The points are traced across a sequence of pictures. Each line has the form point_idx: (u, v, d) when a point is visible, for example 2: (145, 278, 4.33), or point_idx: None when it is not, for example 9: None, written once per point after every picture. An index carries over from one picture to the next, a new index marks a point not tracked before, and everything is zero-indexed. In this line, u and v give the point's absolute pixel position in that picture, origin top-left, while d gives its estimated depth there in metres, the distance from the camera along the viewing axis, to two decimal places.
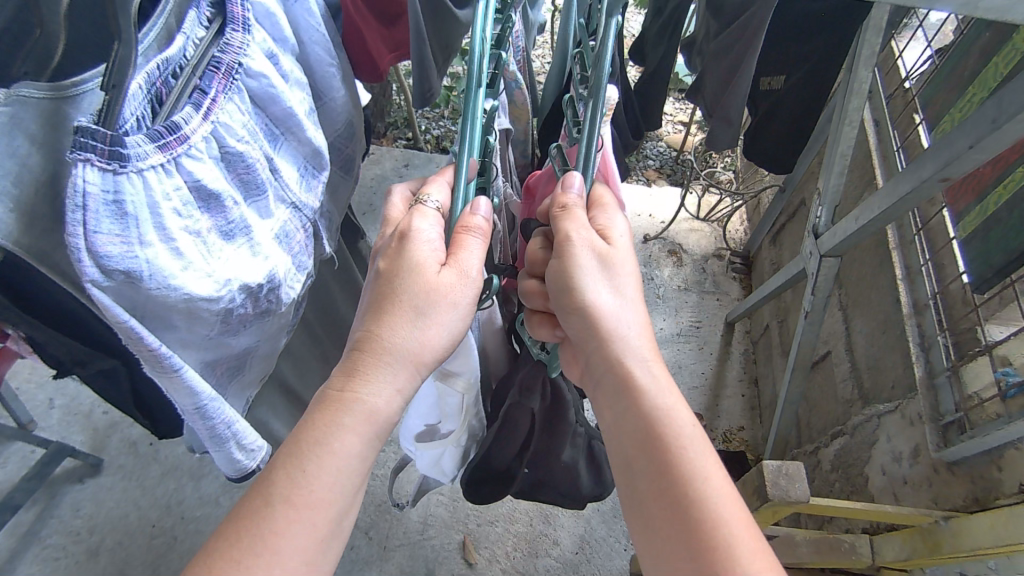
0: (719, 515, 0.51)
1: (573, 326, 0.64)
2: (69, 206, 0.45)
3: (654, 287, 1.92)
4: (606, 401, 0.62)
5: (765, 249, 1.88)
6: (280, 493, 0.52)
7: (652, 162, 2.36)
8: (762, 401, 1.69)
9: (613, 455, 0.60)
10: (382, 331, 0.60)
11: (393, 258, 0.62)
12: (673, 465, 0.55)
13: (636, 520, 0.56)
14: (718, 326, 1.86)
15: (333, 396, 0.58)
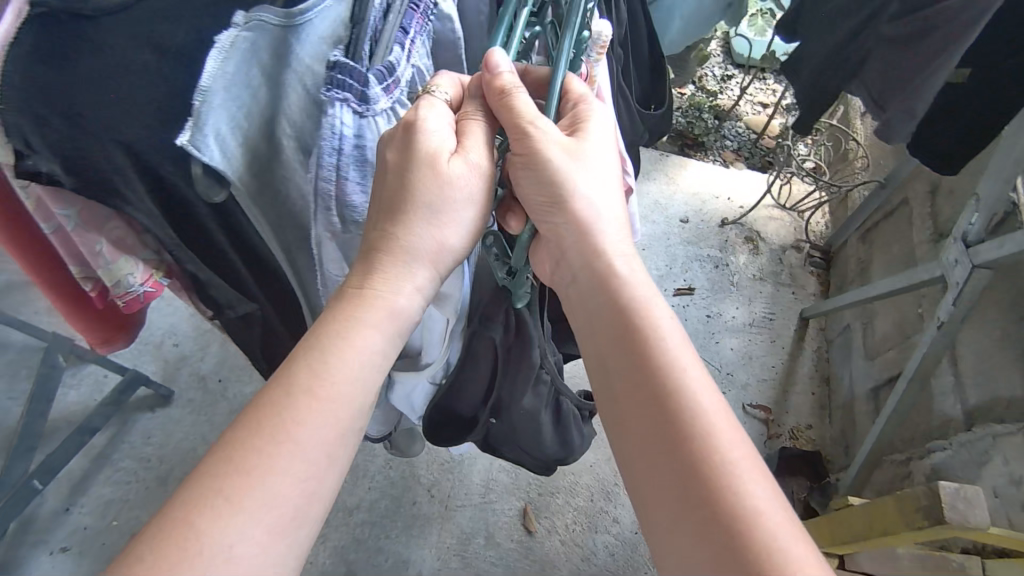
0: (699, 402, 0.50)
1: (547, 225, 0.60)
2: (329, 147, 0.53)
3: (729, 274, 1.87)
4: (582, 300, 0.60)
5: (850, 245, 1.81)
6: (307, 376, 0.48)
7: (731, 143, 2.26)
8: (834, 401, 1.65)
9: (587, 352, 0.58)
10: (397, 229, 0.55)
11: (398, 148, 0.55)
12: (651, 355, 0.53)
13: (612, 416, 0.54)
14: (792, 320, 1.81)
15: (353, 295, 0.53)
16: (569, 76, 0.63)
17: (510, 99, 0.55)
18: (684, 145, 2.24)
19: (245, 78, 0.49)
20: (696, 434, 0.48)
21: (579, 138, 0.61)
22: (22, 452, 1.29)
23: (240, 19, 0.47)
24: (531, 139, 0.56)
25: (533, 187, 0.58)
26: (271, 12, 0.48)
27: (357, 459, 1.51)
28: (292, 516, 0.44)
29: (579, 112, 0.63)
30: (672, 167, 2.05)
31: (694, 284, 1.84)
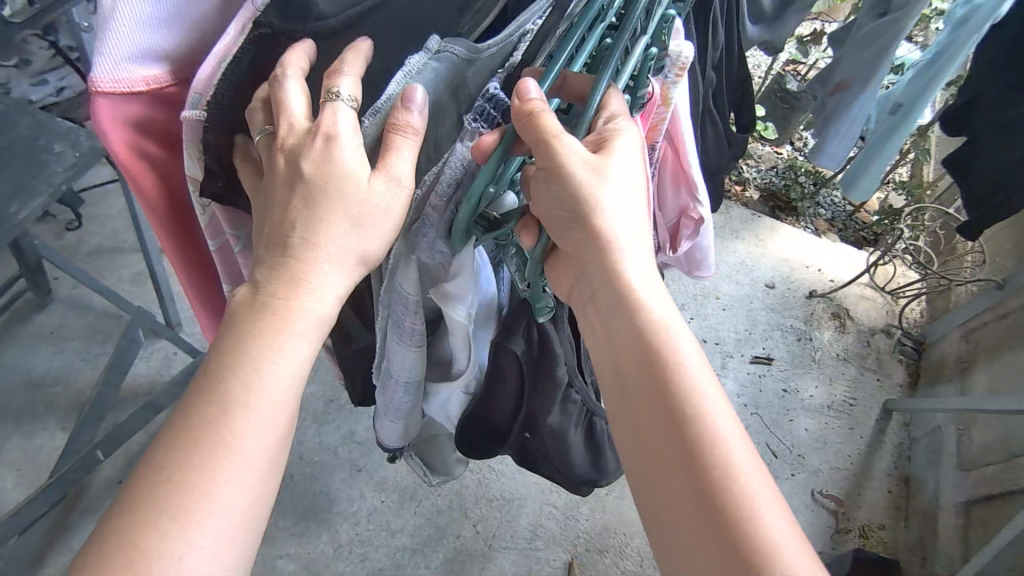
0: (710, 427, 0.53)
1: (567, 238, 0.61)
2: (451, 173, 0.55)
3: (811, 349, 1.77)
4: (598, 315, 0.61)
5: (948, 340, 1.69)
6: (228, 385, 0.50)
7: (824, 212, 2.17)
8: (912, 505, 1.54)
9: (603, 368, 0.61)
10: (308, 238, 0.52)
11: (318, 161, 0.51)
12: (665, 383, 0.55)
13: (624, 439, 0.57)
14: (874, 409, 1.70)
15: (267, 289, 0.53)
16: (610, 91, 0.61)
17: (537, 121, 0.51)
18: (776, 207, 2.16)
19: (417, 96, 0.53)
20: (708, 457, 0.51)
21: (606, 152, 0.59)
22: (90, 420, 1.31)
23: (432, 44, 0.53)
24: (556, 155, 0.53)
25: (552, 202, 0.58)
26: (464, 45, 0.54)
27: (406, 481, 1.49)
28: (241, 524, 0.49)
29: (608, 132, 0.61)
30: (763, 229, 1.98)
31: (772, 355, 1.75)
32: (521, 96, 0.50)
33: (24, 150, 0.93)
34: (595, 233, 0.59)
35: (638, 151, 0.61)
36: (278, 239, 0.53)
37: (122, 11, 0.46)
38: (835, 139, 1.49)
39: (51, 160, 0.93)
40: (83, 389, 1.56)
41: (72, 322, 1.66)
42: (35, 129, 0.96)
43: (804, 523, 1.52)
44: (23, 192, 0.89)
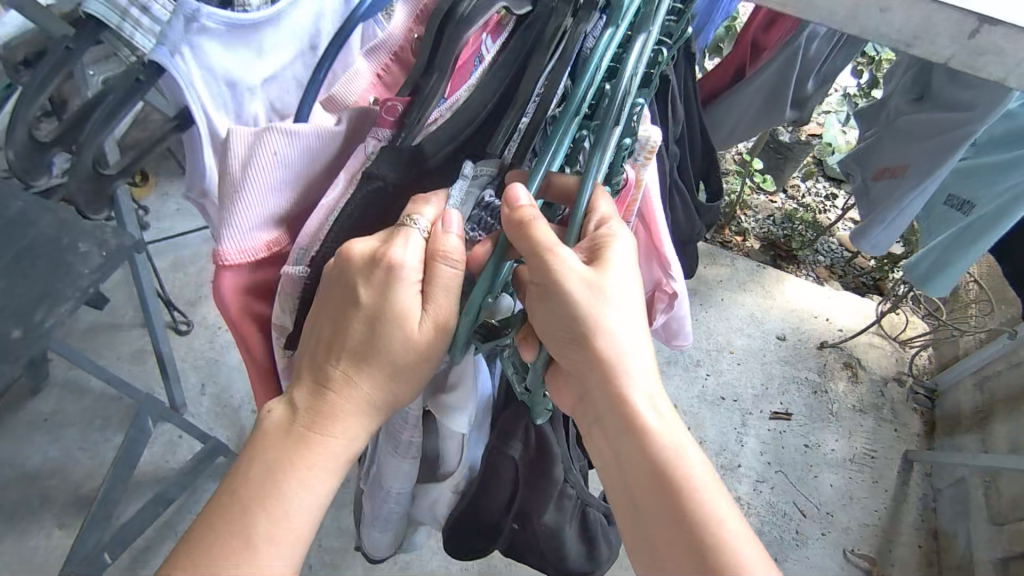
0: (744, 570, 0.50)
1: (569, 359, 0.53)
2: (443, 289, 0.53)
3: (828, 401, 1.77)
4: (604, 436, 0.55)
5: (963, 388, 1.72)
6: (246, 529, 0.47)
7: (823, 259, 2.20)
8: (944, 560, 1.53)
9: (617, 494, 0.56)
10: (350, 374, 0.50)
11: (374, 291, 0.49)
12: (692, 524, 0.51)
13: (642, 566, 0.54)
14: (895, 460, 1.70)
15: (303, 422, 0.50)
16: (598, 193, 0.54)
17: (529, 231, 0.47)
18: (777, 256, 2.20)
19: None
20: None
21: (601, 268, 0.52)
22: (99, 521, 1.23)
23: (468, 172, 0.52)
24: (552, 271, 0.48)
25: (556, 327, 0.52)
26: (495, 168, 0.54)
27: (433, 564, 1.45)
28: None
29: (600, 237, 0.54)
30: (769, 280, 1.99)
31: (792, 410, 1.75)
32: (511, 204, 0.47)
33: (48, 251, 0.89)
34: (604, 362, 0.52)
35: (630, 249, 0.54)
36: (313, 364, 0.51)
37: (250, 180, 0.54)
38: (882, 228, 1.31)
39: (77, 262, 0.88)
40: (83, 479, 1.48)
41: (69, 407, 1.57)
42: (59, 227, 0.91)
43: None
44: (51, 297, 0.85)
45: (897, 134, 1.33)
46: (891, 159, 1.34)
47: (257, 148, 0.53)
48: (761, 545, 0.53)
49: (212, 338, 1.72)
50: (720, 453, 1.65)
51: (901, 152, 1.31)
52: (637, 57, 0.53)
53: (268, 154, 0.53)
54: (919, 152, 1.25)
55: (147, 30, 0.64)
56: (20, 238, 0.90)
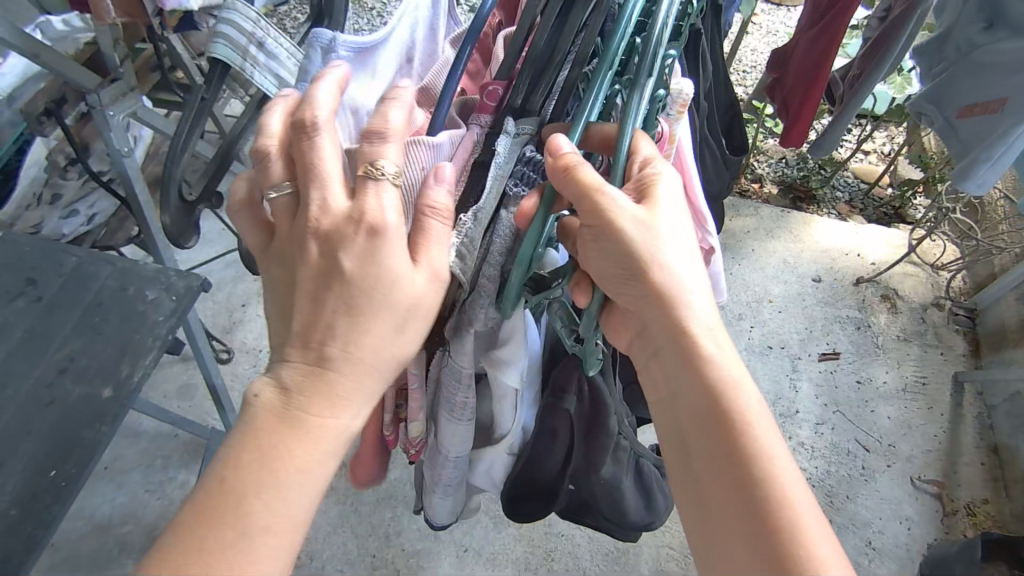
0: (787, 502, 0.51)
1: (626, 295, 0.57)
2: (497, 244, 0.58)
3: (872, 336, 1.79)
4: (661, 369, 0.59)
5: (1006, 305, 1.74)
6: (251, 509, 0.47)
7: (841, 195, 2.19)
8: (1009, 474, 1.57)
9: (665, 426, 0.59)
10: (341, 341, 0.49)
11: (360, 254, 0.48)
12: (739, 453, 0.53)
13: (684, 499, 0.57)
14: (945, 383, 1.72)
15: (296, 401, 0.49)
16: (639, 135, 0.58)
17: (574, 174, 0.51)
18: (797, 198, 2.18)
19: (497, 179, 0.55)
20: (784, 538, 0.50)
21: (651, 203, 0.56)
22: None
23: (512, 129, 0.55)
24: (603, 211, 0.52)
25: (605, 261, 0.55)
26: (535, 125, 0.57)
27: (517, 552, 1.47)
28: None
29: (647, 179, 0.57)
30: (796, 224, 1.99)
31: (838, 348, 1.77)
32: (554, 152, 0.52)
33: (117, 304, 0.87)
34: (659, 293, 0.56)
35: (680, 197, 0.58)
36: (301, 339, 0.50)
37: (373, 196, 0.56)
38: (989, 165, 1.25)
39: (148, 310, 0.87)
40: (156, 521, 1.47)
41: (127, 452, 1.56)
42: (121, 278, 0.89)
43: (912, 512, 1.53)
44: (131, 350, 0.83)
45: (974, 67, 1.29)
46: (978, 95, 1.28)
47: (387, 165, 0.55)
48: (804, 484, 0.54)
49: (255, 362, 1.70)
50: (777, 401, 1.67)
51: (983, 87, 1.27)
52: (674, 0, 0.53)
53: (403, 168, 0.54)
54: (1016, 84, 1.19)
55: (262, 66, 0.83)
56: (86, 294, 0.88)
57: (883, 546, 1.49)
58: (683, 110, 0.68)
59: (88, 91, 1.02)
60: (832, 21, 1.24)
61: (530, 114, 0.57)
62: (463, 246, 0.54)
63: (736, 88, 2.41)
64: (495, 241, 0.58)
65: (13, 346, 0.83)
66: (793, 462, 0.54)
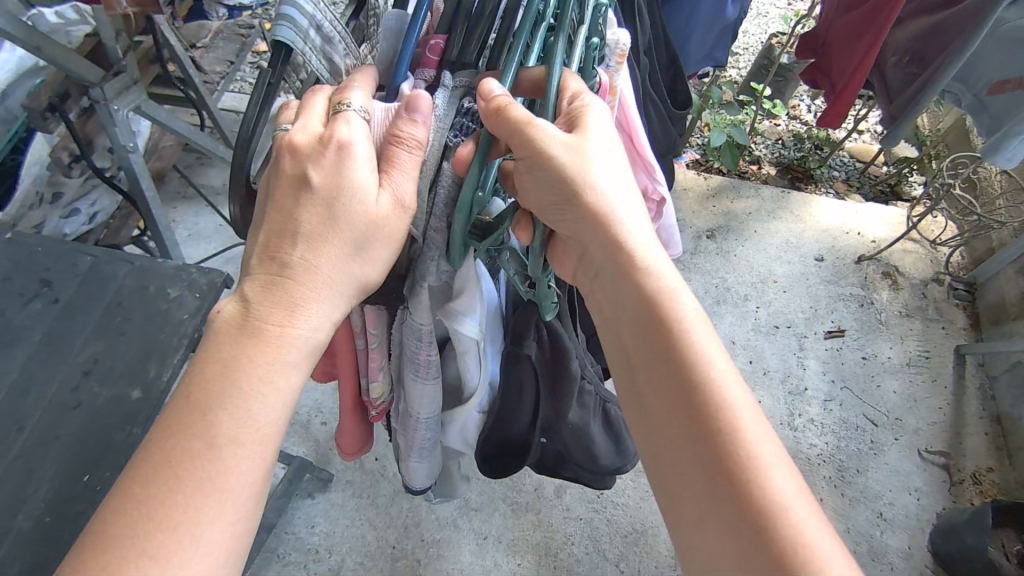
0: (726, 406, 0.49)
1: (562, 222, 0.56)
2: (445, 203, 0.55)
3: (875, 312, 1.81)
4: (602, 290, 0.57)
5: (1006, 278, 1.77)
6: (219, 416, 0.48)
7: (838, 174, 2.20)
8: (1013, 442, 1.61)
9: (610, 346, 0.57)
10: (306, 252, 0.52)
11: (326, 174, 0.52)
12: (676, 361, 0.51)
13: (631, 416, 0.55)
14: (949, 356, 1.75)
15: (257, 313, 0.51)
16: (567, 72, 0.56)
17: (507, 114, 0.49)
18: (795, 178, 2.19)
19: (439, 131, 0.54)
20: (723, 440, 0.48)
21: (582, 130, 0.55)
22: None
23: (448, 81, 0.54)
24: (533, 140, 0.51)
25: (540, 190, 0.55)
26: (472, 75, 0.55)
27: (538, 537, 1.47)
28: (219, 561, 0.46)
29: (576, 106, 0.56)
30: (796, 205, 2.00)
31: (843, 326, 1.79)
32: (485, 96, 0.50)
33: (138, 303, 0.85)
34: (593, 214, 0.55)
35: (607, 119, 0.57)
36: (270, 255, 0.52)
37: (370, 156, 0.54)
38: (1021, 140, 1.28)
39: (171, 308, 0.85)
40: None
41: None
42: (140, 276, 0.87)
43: (921, 483, 1.56)
44: (156, 349, 0.81)
45: (999, 43, 1.30)
46: (1013, 70, 1.29)
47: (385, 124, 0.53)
48: (750, 394, 0.52)
49: None
50: (785, 379, 1.69)
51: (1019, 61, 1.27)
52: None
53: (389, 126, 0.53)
54: None
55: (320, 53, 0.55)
56: (104, 294, 0.86)
57: (894, 517, 1.52)
58: (622, 61, 0.66)
59: (91, 85, 1.00)
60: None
61: (466, 66, 0.56)
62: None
63: (730, 69, 2.41)
64: (439, 190, 0.55)
65: (32, 350, 0.81)
66: (736, 370, 0.52)
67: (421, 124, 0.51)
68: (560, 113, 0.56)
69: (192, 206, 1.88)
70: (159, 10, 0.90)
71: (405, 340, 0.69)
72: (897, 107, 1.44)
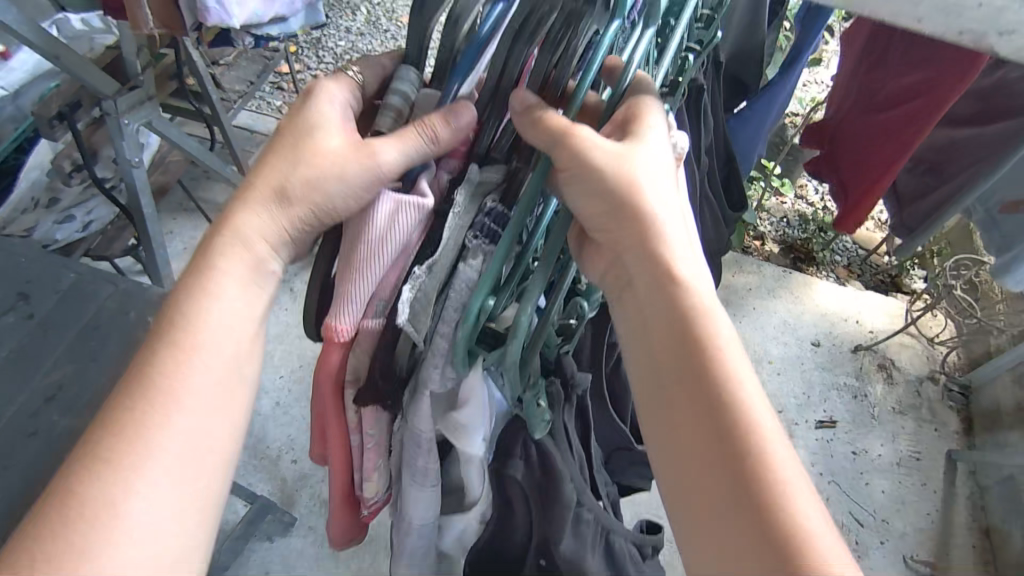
0: (759, 428, 0.47)
1: (600, 224, 0.54)
2: (454, 309, 0.53)
3: (869, 405, 1.78)
4: (632, 293, 0.54)
5: (1003, 386, 1.75)
6: (164, 375, 0.49)
7: (840, 259, 2.20)
8: (1001, 559, 1.56)
9: (632, 353, 0.54)
10: (263, 179, 0.55)
11: (305, 112, 0.56)
12: (711, 376, 0.48)
13: (648, 429, 0.52)
14: (939, 460, 1.72)
15: (209, 238, 0.54)
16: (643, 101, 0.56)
17: (541, 120, 0.51)
18: (797, 259, 2.18)
19: (456, 228, 0.53)
20: (753, 463, 0.45)
21: (638, 139, 0.55)
22: None
23: (473, 175, 0.54)
24: (576, 146, 0.51)
25: (585, 198, 0.54)
26: (502, 171, 0.55)
27: None
28: (177, 499, 0.47)
29: (633, 123, 0.56)
30: (797, 286, 1.99)
31: (835, 416, 1.75)
32: (519, 105, 0.51)
33: (117, 329, 0.81)
34: (638, 216, 0.53)
35: (663, 136, 0.56)
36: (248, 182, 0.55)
37: (385, 256, 0.53)
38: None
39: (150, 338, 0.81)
40: None
41: None
42: (122, 300, 0.84)
43: None
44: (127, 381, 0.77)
45: None
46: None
47: (395, 216, 0.52)
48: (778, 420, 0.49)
49: None
50: None
51: None
52: (629, 58, 0.56)
53: (405, 223, 0.53)
54: None
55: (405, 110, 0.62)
56: (83, 313, 0.82)
57: None
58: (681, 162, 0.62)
59: (104, 97, 0.97)
60: (920, 106, 1.21)
61: (494, 161, 0.56)
62: (416, 298, 0.52)
63: None
64: (451, 291, 0.53)
65: None
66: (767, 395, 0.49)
67: (448, 123, 0.52)
68: (614, 119, 0.57)
69: (191, 219, 1.85)
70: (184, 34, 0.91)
71: (406, 443, 0.67)
72: (915, 217, 1.46)
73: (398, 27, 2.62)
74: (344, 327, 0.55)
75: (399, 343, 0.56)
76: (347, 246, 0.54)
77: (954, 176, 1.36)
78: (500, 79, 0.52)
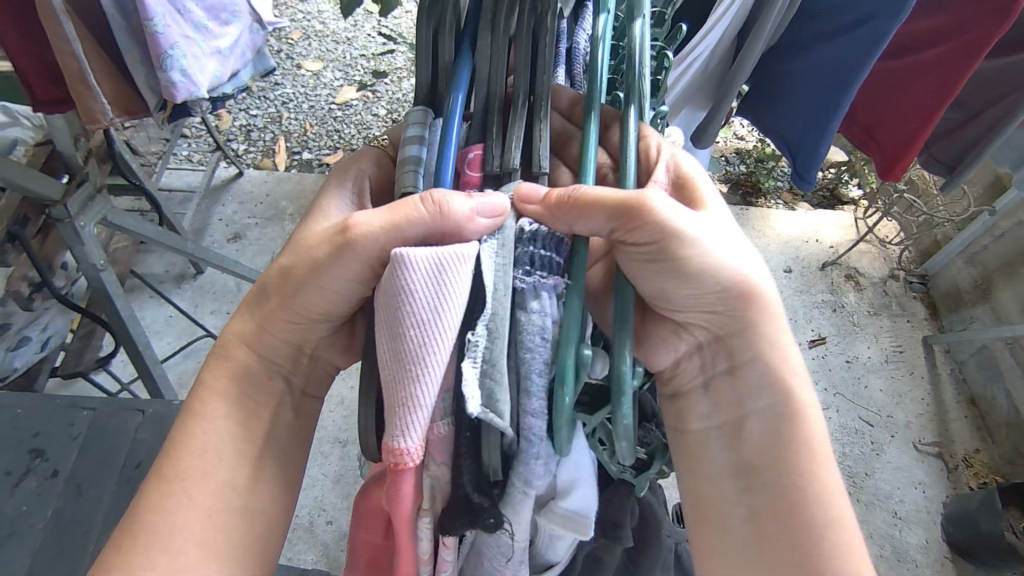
0: (846, 534, 0.49)
1: (691, 315, 0.52)
2: (531, 376, 0.43)
3: (848, 315, 1.90)
4: (725, 399, 0.54)
5: (955, 268, 1.91)
6: (199, 398, 0.54)
7: (784, 184, 2.29)
8: (991, 421, 1.73)
9: (719, 455, 0.53)
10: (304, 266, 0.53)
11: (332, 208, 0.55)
12: (810, 491, 0.50)
13: (712, 541, 0.53)
14: (919, 348, 1.86)
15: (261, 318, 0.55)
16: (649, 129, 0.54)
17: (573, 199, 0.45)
18: (746, 193, 2.25)
19: (503, 270, 0.42)
20: (831, 550, 0.48)
21: (698, 205, 0.53)
22: None
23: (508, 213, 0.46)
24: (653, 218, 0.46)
25: (682, 288, 0.50)
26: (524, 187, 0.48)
27: None
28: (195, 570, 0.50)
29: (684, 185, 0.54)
30: (756, 220, 2.07)
31: (823, 333, 1.86)
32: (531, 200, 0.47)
33: None
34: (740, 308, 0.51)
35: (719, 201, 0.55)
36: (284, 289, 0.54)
37: (443, 331, 0.39)
38: None
39: None
40: None
41: None
42: None
43: (923, 476, 1.64)
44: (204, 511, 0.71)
45: None
46: None
47: (439, 274, 0.39)
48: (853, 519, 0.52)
49: None
50: None
51: None
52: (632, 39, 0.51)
53: (455, 284, 0.40)
54: None
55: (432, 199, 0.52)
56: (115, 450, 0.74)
57: (908, 514, 1.58)
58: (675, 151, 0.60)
59: (52, 202, 0.95)
60: (942, 54, 1.07)
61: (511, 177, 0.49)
62: (486, 376, 0.41)
63: None
64: (523, 350, 0.43)
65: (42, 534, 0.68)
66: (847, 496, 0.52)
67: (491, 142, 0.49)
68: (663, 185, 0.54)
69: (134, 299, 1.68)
70: (147, 114, 1.03)
71: (483, 549, 0.56)
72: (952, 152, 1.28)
73: (291, 44, 2.41)
74: (411, 445, 0.41)
75: (483, 441, 0.44)
76: (387, 334, 0.41)
77: (982, 109, 1.20)
78: (492, 91, 0.49)
